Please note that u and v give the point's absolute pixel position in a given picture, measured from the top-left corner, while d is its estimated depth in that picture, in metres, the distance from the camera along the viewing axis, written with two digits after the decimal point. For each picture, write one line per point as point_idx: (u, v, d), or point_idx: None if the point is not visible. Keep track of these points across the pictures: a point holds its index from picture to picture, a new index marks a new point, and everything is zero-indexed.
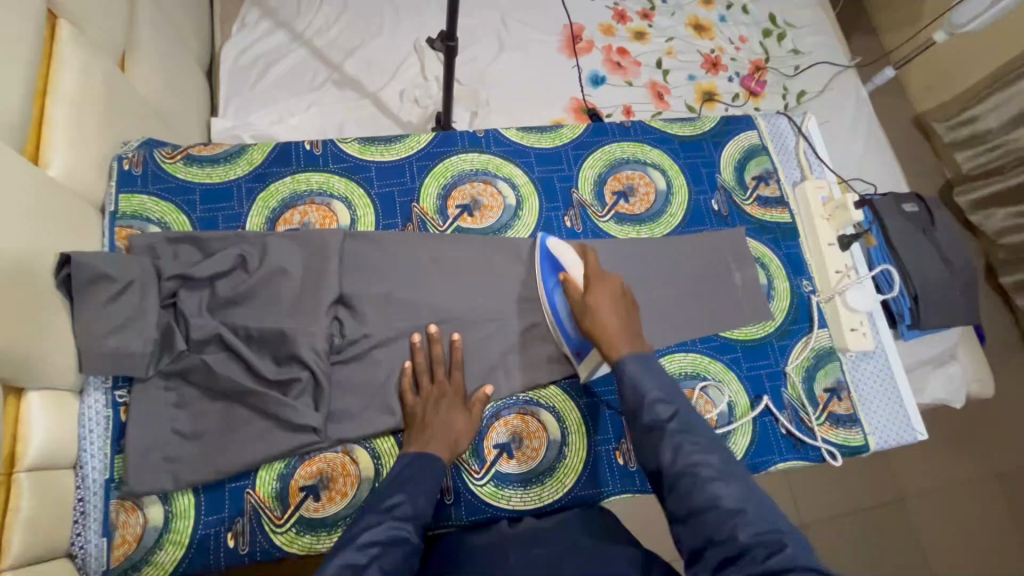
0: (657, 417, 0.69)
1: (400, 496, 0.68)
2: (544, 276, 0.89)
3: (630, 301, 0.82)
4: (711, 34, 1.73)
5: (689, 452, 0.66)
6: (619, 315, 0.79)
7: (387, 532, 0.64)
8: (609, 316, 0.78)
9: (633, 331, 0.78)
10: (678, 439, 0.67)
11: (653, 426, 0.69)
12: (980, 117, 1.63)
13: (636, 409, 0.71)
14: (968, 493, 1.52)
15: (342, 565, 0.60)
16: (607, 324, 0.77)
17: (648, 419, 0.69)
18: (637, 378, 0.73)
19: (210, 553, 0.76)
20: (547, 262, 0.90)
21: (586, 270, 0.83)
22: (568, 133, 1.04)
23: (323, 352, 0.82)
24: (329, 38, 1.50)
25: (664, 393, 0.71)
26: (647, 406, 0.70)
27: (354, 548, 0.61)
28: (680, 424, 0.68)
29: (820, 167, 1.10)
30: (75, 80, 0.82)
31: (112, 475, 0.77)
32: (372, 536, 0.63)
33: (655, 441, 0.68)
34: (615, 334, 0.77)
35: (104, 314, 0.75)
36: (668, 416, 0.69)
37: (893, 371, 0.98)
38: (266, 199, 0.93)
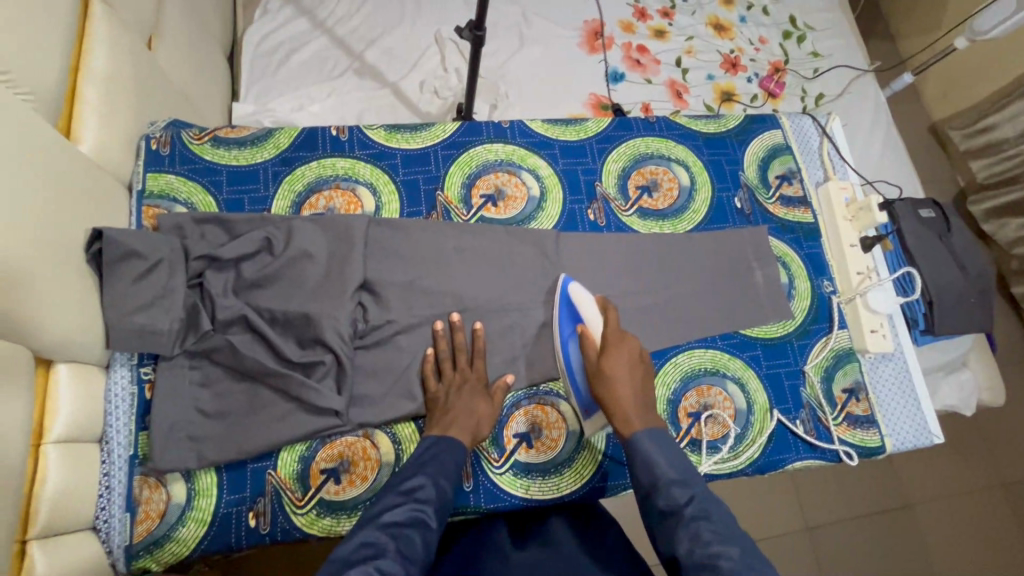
0: (671, 501, 0.67)
1: (422, 478, 0.68)
2: (560, 323, 0.87)
3: (645, 368, 0.82)
4: (731, 35, 1.72)
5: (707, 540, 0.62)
6: (634, 385, 0.79)
7: (407, 513, 0.64)
8: (625, 386, 0.78)
9: (646, 403, 0.79)
10: (695, 526, 0.63)
11: (668, 511, 0.67)
12: (997, 125, 1.61)
13: (650, 489, 0.70)
14: (976, 500, 1.52)
15: (363, 542, 0.59)
16: (622, 394, 0.77)
17: (663, 502, 0.68)
18: (649, 454, 0.72)
19: (231, 532, 0.76)
20: (564, 309, 0.88)
21: (606, 331, 0.83)
22: (593, 126, 1.04)
23: (347, 337, 0.82)
24: (351, 27, 1.50)
25: (677, 471, 0.70)
26: (661, 488, 0.69)
27: (375, 527, 0.61)
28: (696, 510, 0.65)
29: (843, 168, 1.10)
30: (107, 57, 0.82)
31: (136, 452, 0.77)
32: (392, 516, 0.63)
33: (673, 528, 0.65)
34: (630, 406, 0.77)
35: (133, 291, 0.76)
36: (681, 497, 0.67)
37: (911, 373, 0.98)
38: (292, 183, 0.94)
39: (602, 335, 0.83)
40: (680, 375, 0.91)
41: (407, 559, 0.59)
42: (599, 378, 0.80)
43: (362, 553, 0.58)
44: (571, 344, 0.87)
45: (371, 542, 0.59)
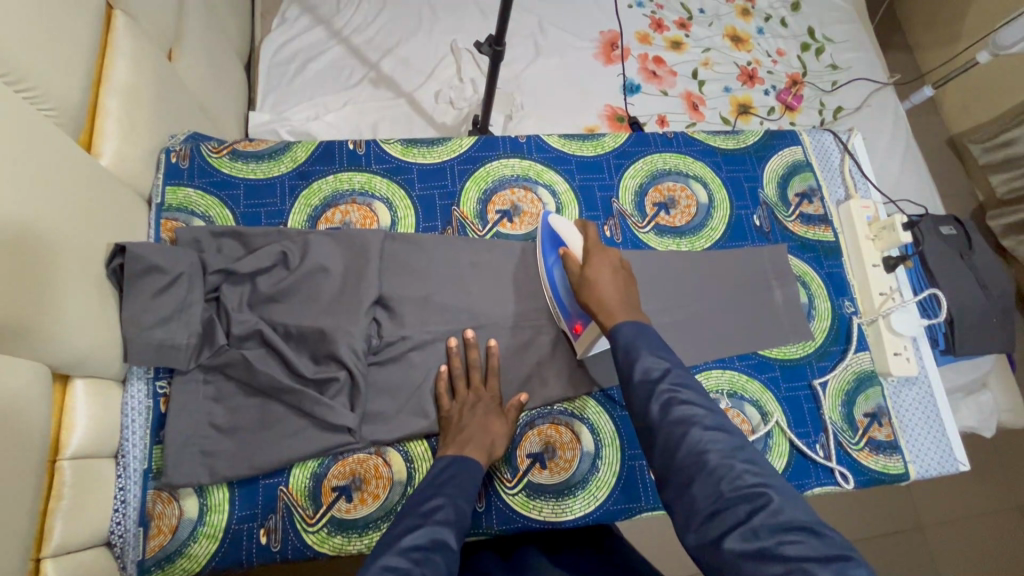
0: (647, 373, 0.63)
1: (441, 499, 0.66)
2: (545, 253, 0.87)
3: (629, 274, 0.78)
4: (749, 46, 1.71)
5: (679, 405, 0.60)
6: (617, 284, 0.75)
7: (429, 535, 0.60)
8: (606, 286, 0.74)
9: (632, 301, 0.74)
10: (668, 395, 0.61)
11: (641, 382, 0.63)
12: (1017, 139, 1.59)
13: (628, 370, 0.65)
14: (992, 525, 1.48)
15: (386, 567, 0.55)
16: (603, 293, 0.74)
17: (639, 374, 0.63)
18: (632, 341, 0.67)
19: (242, 549, 0.76)
20: (548, 239, 0.88)
21: (585, 243, 0.81)
22: (610, 141, 1.03)
23: (361, 353, 0.82)
24: (367, 36, 1.51)
25: (656, 351, 0.65)
26: (637, 363, 0.65)
27: (398, 552, 0.57)
28: (672, 383, 0.62)
29: (865, 185, 1.08)
30: (128, 70, 0.83)
31: (150, 466, 0.77)
32: (414, 539, 0.59)
33: (645, 395, 0.62)
34: (612, 303, 0.73)
35: (152, 305, 0.76)
36: (659, 373, 0.63)
37: (936, 400, 0.96)
38: (308, 197, 0.94)
39: (580, 247, 0.81)
40: None
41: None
42: (581, 286, 0.77)
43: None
44: (556, 268, 0.86)
45: (395, 567, 0.56)
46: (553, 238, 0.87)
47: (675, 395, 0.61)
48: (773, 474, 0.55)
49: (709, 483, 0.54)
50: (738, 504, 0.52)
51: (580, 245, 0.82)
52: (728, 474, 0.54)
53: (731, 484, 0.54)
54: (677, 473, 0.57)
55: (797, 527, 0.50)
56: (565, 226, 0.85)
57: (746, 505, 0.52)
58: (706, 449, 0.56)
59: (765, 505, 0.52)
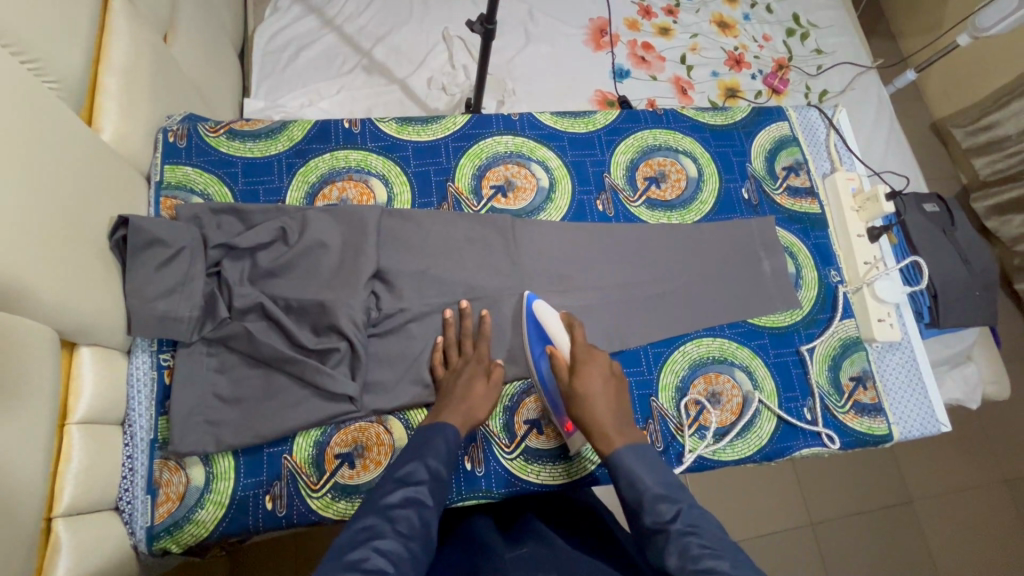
0: (658, 517, 0.63)
1: (415, 462, 0.67)
2: (531, 343, 0.87)
3: (618, 382, 0.80)
4: (736, 32, 1.74)
5: (697, 552, 0.58)
6: (608, 400, 0.77)
7: (403, 494, 0.62)
8: (598, 402, 0.76)
9: (622, 418, 0.77)
10: (685, 541, 0.59)
11: (655, 529, 0.63)
12: (999, 123, 1.63)
13: (638, 509, 0.66)
14: (977, 497, 1.53)
15: (360, 527, 0.58)
16: (597, 412, 0.75)
17: (650, 520, 0.64)
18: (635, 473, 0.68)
19: (248, 514, 0.78)
20: (533, 329, 0.87)
21: (574, 348, 0.81)
22: (601, 118, 1.06)
23: (361, 324, 0.84)
24: (360, 24, 1.52)
25: (666, 488, 0.66)
26: (647, 505, 0.65)
27: (373, 511, 0.60)
28: (685, 525, 0.61)
29: (850, 159, 1.11)
30: (126, 49, 0.84)
31: (156, 436, 0.79)
32: (390, 498, 0.62)
33: (662, 543, 0.61)
34: (606, 424, 0.74)
35: (156, 277, 0.78)
36: (671, 515, 0.63)
37: (919, 364, 0.99)
38: (305, 174, 0.95)
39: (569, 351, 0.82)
40: (689, 362, 0.92)
41: (407, 538, 0.58)
42: (574, 399, 0.77)
43: (361, 536, 0.57)
44: (543, 362, 0.86)
45: (369, 525, 0.58)
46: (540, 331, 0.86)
47: (689, 540, 0.59)
48: None
49: None
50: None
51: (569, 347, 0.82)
52: None
53: None
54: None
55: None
56: (554, 324, 0.84)
57: None
58: None
59: None
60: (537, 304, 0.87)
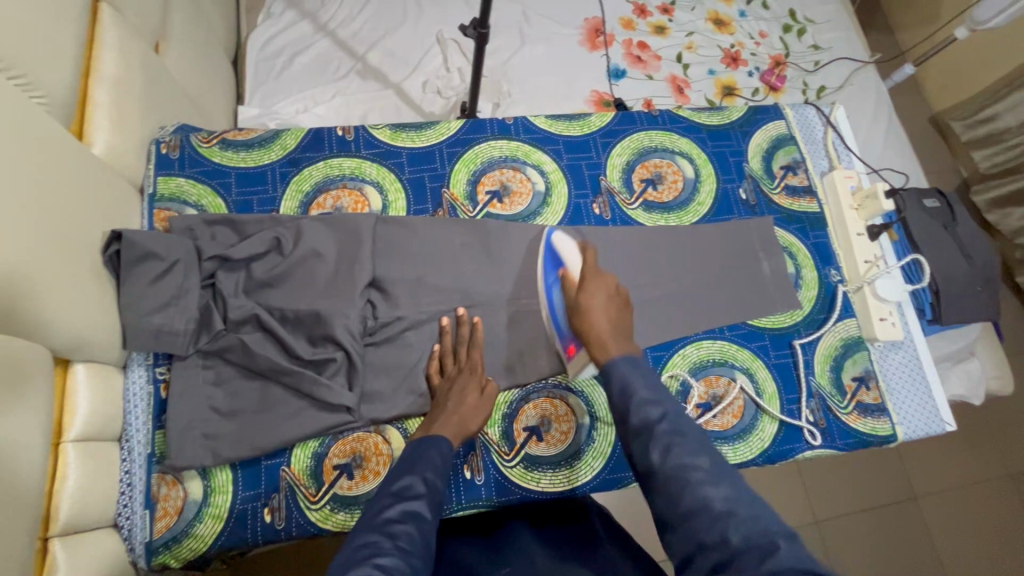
0: (645, 417, 0.61)
1: (411, 477, 0.66)
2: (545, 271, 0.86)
3: (623, 304, 0.78)
4: (732, 29, 1.73)
5: (679, 451, 0.57)
6: (609, 316, 0.75)
7: (402, 509, 0.61)
8: (599, 316, 0.75)
9: (625, 336, 0.74)
10: (667, 440, 0.59)
11: (639, 428, 0.61)
12: (998, 116, 1.62)
13: (624, 413, 0.64)
14: (983, 492, 1.52)
15: (362, 543, 0.56)
16: (595, 323, 0.74)
17: (637, 420, 0.62)
18: (627, 378, 0.67)
19: (247, 528, 0.77)
20: (549, 258, 0.87)
21: (583, 268, 0.80)
22: (596, 121, 1.05)
23: (357, 334, 0.83)
24: (353, 29, 1.51)
25: (653, 391, 0.64)
26: (634, 407, 0.63)
27: (371, 529, 0.59)
28: (670, 426, 0.60)
29: (849, 157, 1.10)
30: (115, 62, 0.84)
31: (154, 450, 0.78)
32: (387, 514, 0.60)
33: (644, 444, 0.60)
34: (605, 339, 0.73)
35: (150, 292, 0.77)
36: (657, 416, 0.61)
37: (922, 361, 0.98)
38: (299, 183, 0.95)
39: (578, 270, 0.81)
40: (689, 366, 0.92)
41: (408, 553, 0.56)
42: (577, 314, 0.76)
43: (361, 553, 0.55)
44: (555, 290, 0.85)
45: (370, 542, 0.56)
46: (552, 257, 0.86)
47: (673, 439, 0.59)
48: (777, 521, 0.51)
49: (713, 530, 0.51)
50: (747, 550, 0.48)
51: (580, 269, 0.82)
52: (733, 522, 0.51)
53: (740, 531, 0.50)
54: (681, 524, 0.54)
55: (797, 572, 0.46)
56: (568, 248, 0.84)
57: (755, 554, 0.48)
58: (710, 498, 0.53)
59: (771, 550, 0.48)
60: (556, 235, 0.88)
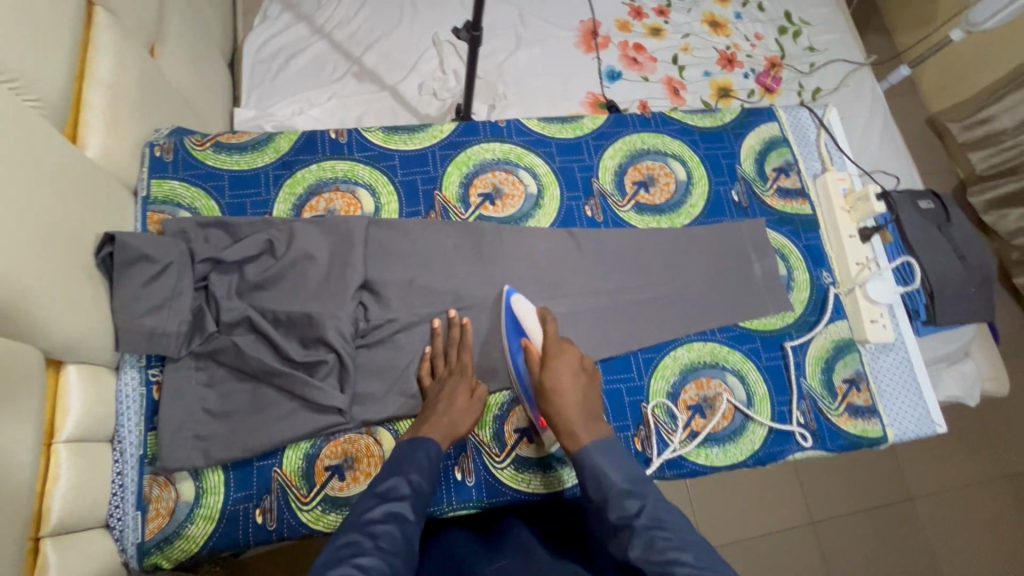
0: (623, 513, 0.62)
1: (397, 479, 0.66)
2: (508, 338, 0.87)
3: (587, 377, 0.80)
4: (727, 31, 1.73)
5: (661, 546, 0.58)
6: (576, 390, 0.76)
7: (385, 510, 0.62)
8: (569, 394, 0.75)
9: (592, 412, 0.75)
10: (650, 534, 0.59)
11: (621, 524, 0.62)
12: (994, 117, 1.62)
13: (604, 505, 0.65)
14: (979, 493, 1.52)
15: (344, 543, 0.58)
16: (563, 400, 0.75)
17: (616, 516, 0.63)
18: (602, 460, 0.68)
19: (239, 528, 0.77)
20: (511, 324, 0.87)
21: (546, 341, 0.81)
22: (589, 123, 1.05)
23: (349, 336, 0.84)
24: (349, 31, 1.52)
25: (629, 480, 0.65)
26: (613, 501, 0.64)
27: (354, 528, 0.60)
28: (650, 519, 0.61)
29: (841, 159, 1.10)
30: (110, 65, 0.84)
31: (146, 452, 0.79)
32: (372, 514, 0.61)
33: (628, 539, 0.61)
34: (573, 417, 0.73)
35: (142, 294, 0.78)
36: (637, 509, 0.62)
37: (912, 362, 0.98)
38: (292, 186, 0.95)
39: (542, 344, 0.82)
40: (680, 368, 0.92)
41: (388, 553, 0.58)
42: (543, 391, 0.77)
43: (342, 553, 0.56)
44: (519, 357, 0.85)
45: (350, 542, 0.58)
46: (515, 327, 0.86)
47: (655, 534, 0.59)
48: None
49: None
50: None
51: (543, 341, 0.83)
52: None
53: None
54: None
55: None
56: (530, 317, 0.86)
57: None
58: None
59: None
60: (516, 298, 0.88)
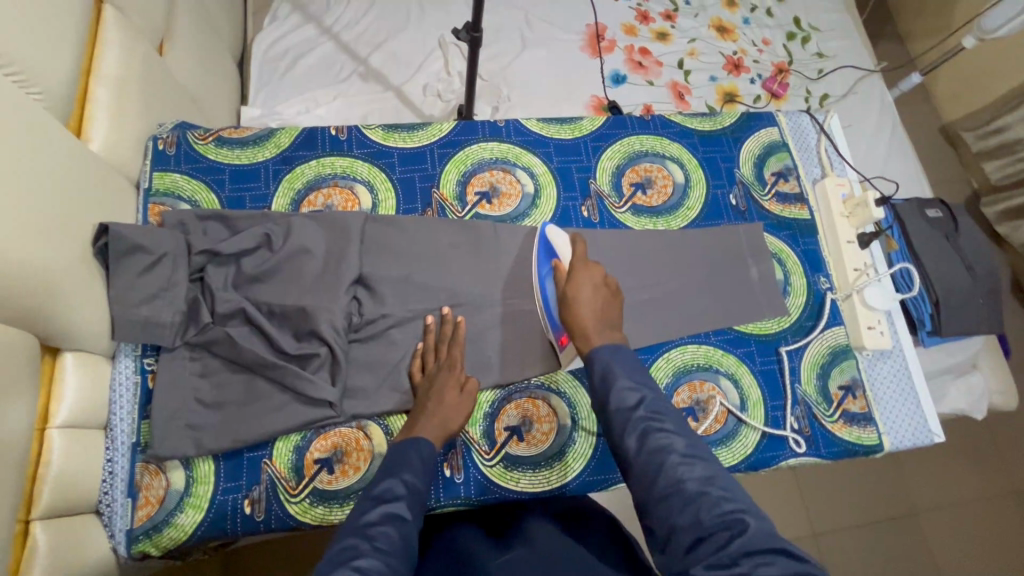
0: (623, 402, 0.66)
1: (391, 481, 0.66)
2: (538, 262, 0.87)
3: (612, 293, 0.78)
4: (734, 36, 1.73)
5: (656, 434, 0.62)
6: (595, 303, 0.76)
7: (380, 512, 0.62)
8: (585, 306, 0.75)
9: (610, 324, 0.75)
10: (645, 426, 0.63)
11: (619, 412, 0.66)
12: (1009, 127, 1.59)
13: (604, 397, 0.68)
14: (986, 510, 1.48)
15: (342, 547, 0.58)
16: (580, 310, 0.75)
17: (615, 405, 0.66)
18: (609, 363, 0.69)
19: (227, 518, 0.78)
20: (542, 248, 0.88)
21: (573, 257, 0.81)
22: (588, 124, 1.05)
23: (342, 330, 0.84)
24: (357, 32, 1.54)
25: (635, 380, 0.68)
26: (614, 393, 0.67)
27: (351, 532, 0.59)
28: (649, 411, 0.65)
29: (842, 165, 1.09)
30: (116, 60, 0.86)
31: (138, 439, 0.80)
32: (368, 517, 0.61)
33: (623, 426, 0.65)
34: (589, 326, 0.74)
35: (138, 284, 0.79)
36: (635, 402, 0.66)
37: (910, 371, 0.96)
38: (291, 181, 0.96)
39: (570, 261, 0.81)
40: (673, 370, 0.91)
41: (386, 554, 0.58)
42: (563, 302, 0.77)
43: (343, 556, 0.57)
44: (548, 279, 0.85)
45: (350, 545, 0.58)
46: (546, 248, 0.87)
47: (651, 423, 0.63)
48: (746, 500, 0.57)
49: (685, 512, 0.57)
50: (716, 531, 0.55)
51: (570, 259, 0.82)
52: (707, 504, 0.56)
53: (711, 512, 0.56)
54: (657, 503, 0.59)
55: (767, 548, 0.53)
56: (559, 239, 0.85)
57: (725, 534, 0.54)
58: (684, 479, 0.58)
59: (741, 531, 0.54)
60: (550, 226, 0.88)
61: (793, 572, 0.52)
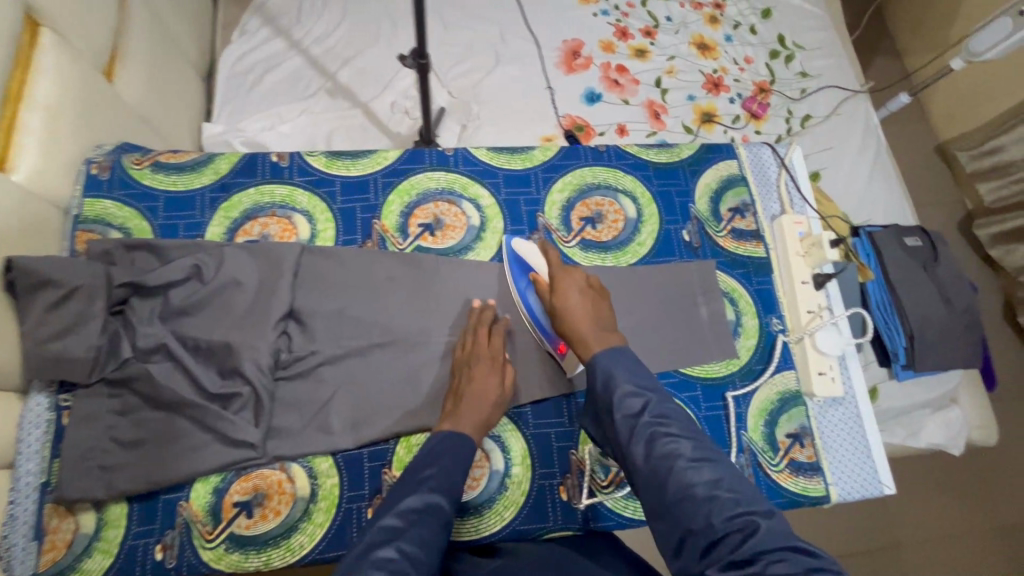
0: (629, 410, 0.66)
1: (433, 468, 0.70)
2: (515, 278, 0.89)
3: (597, 293, 0.82)
4: (715, 54, 1.69)
5: (663, 439, 0.63)
6: (586, 306, 0.78)
7: (423, 500, 0.66)
8: (577, 311, 0.78)
9: (604, 323, 0.78)
10: (652, 431, 0.64)
11: (625, 421, 0.66)
12: (1003, 147, 1.56)
13: (609, 406, 0.68)
14: (965, 545, 1.44)
15: (381, 526, 0.63)
16: (574, 317, 0.77)
17: (621, 414, 0.67)
18: (610, 370, 0.70)
19: (137, 564, 0.76)
20: (514, 263, 0.90)
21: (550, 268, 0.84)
22: (539, 154, 1.02)
23: (267, 368, 0.81)
24: (327, 46, 1.52)
25: (636, 383, 0.68)
26: (617, 401, 0.67)
27: (393, 512, 0.65)
28: (653, 416, 0.65)
29: (801, 202, 1.05)
30: (50, 87, 0.84)
31: (47, 480, 0.77)
32: (408, 502, 0.66)
33: (631, 433, 0.65)
34: (586, 330, 0.76)
35: (47, 320, 0.76)
36: (639, 408, 0.66)
37: (862, 419, 0.92)
38: (228, 210, 0.94)
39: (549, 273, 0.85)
40: None
41: (426, 542, 0.62)
42: (554, 312, 0.79)
43: (381, 537, 0.62)
44: (530, 293, 0.88)
45: (390, 526, 0.63)
46: (520, 264, 0.89)
47: (657, 428, 0.64)
48: (755, 500, 0.58)
49: (698, 516, 0.57)
50: (731, 534, 0.55)
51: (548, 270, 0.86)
52: (718, 507, 0.57)
53: (722, 516, 0.56)
54: (667, 509, 0.59)
55: (780, 547, 0.53)
56: (532, 252, 0.88)
57: (737, 535, 0.54)
58: (692, 485, 0.59)
59: (754, 531, 0.54)
60: (515, 241, 0.91)
61: (807, 568, 0.51)
